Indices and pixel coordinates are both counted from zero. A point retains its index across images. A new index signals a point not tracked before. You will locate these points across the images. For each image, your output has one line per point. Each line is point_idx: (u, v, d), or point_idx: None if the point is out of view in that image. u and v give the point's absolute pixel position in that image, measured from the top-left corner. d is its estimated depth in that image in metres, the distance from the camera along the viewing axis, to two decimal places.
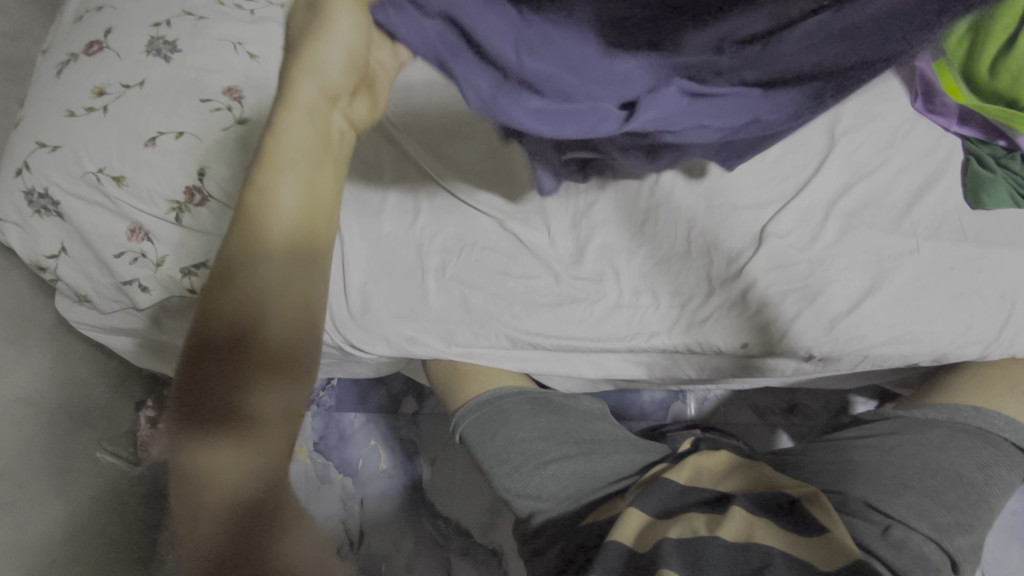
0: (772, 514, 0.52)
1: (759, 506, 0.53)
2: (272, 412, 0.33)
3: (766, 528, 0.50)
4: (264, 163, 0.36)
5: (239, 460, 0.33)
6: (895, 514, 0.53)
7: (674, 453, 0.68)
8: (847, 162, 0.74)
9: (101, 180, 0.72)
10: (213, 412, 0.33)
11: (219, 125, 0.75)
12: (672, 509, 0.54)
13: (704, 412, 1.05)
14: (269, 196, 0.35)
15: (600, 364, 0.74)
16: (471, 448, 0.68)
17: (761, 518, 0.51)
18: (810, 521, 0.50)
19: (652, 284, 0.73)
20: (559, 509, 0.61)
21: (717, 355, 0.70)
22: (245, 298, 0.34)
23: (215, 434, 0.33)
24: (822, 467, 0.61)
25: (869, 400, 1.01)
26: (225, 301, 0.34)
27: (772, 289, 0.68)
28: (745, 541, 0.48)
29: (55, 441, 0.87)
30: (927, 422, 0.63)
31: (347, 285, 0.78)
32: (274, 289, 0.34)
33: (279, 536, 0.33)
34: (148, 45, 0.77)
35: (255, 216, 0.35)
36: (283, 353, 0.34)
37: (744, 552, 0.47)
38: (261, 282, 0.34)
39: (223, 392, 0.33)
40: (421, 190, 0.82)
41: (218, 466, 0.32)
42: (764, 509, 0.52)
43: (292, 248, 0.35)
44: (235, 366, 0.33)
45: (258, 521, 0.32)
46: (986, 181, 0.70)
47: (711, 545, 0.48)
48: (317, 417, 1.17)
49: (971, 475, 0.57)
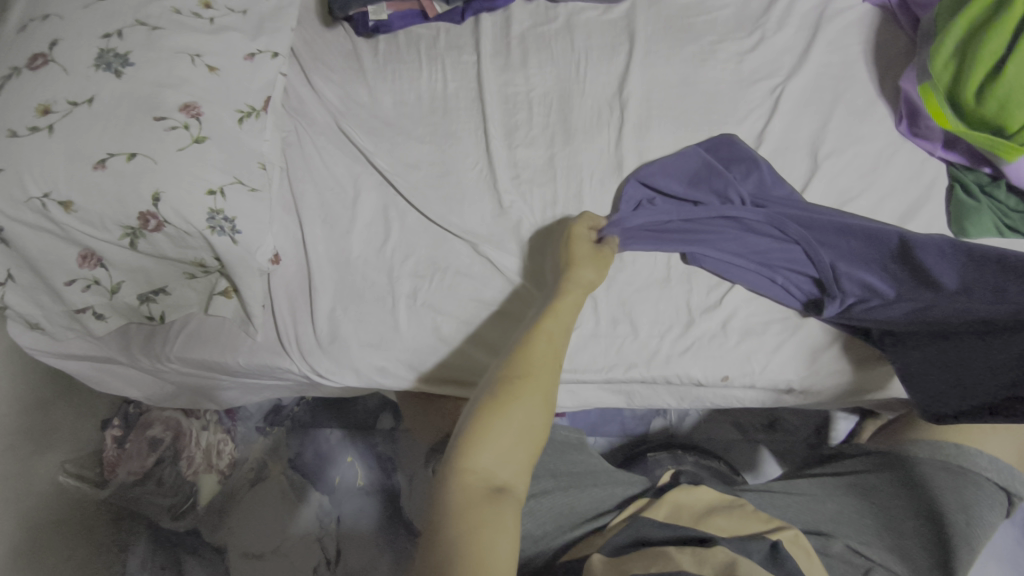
0: (752, 551, 0.50)
1: (739, 540, 0.52)
2: (534, 386, 0.50)
3: (749, 566, 0.48)
4: (520, 378, 0.50)
5: (512, 463, 0.46)
6: (875, 557, 0.53)
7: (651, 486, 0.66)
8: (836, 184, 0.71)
9: (47, 206, 0.68)
10: (510, 375, 0.51)
11: (176, 145, 0.70)
12: (645, 540, 0.54)
13: (686, 427, 1.03)
14: (506, 411, 0.48)
15: (577, 395, 0.72)
16: None
17: (748, 556, 0.49)
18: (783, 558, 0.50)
19: (630, 312, 0.69)
20: (538, 547, 0.59)
21: (696, 386, 0.68)
22: (525, 370, 0.51)
23: (509, 392, 0.49)
24: (802, 504, 0.59)
25: (850, 416, 1.00)
26: (494, 379, 0.51)
27: (752, 320, 0.68)
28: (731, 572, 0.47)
29: (14, 467, 0.85)
30: (907, 458, 0.61)
31: (315, 313, 0.74)
32: (497, 382, 0.50)
33: (498, 510, 0.42)
34: (98, 58, 0.72)
35: (513, 389, 0.49)
36: (517, 376, 0.51)
37: None
38: (506, 416, 0.47)
39: (498, 414, 0.47)
40: (392, 211, 0.79)
41: (488, 461, 0.45)
42: (743, 544, 0.51)
43: (496, 395, 0.49)
44: (511, 389, 0.49)
45: (501, 497, 0.44)
46: (971, 210, 0.67)
47: None
48: (292, 435, 1.14)
49: (950, 515, 0.56)
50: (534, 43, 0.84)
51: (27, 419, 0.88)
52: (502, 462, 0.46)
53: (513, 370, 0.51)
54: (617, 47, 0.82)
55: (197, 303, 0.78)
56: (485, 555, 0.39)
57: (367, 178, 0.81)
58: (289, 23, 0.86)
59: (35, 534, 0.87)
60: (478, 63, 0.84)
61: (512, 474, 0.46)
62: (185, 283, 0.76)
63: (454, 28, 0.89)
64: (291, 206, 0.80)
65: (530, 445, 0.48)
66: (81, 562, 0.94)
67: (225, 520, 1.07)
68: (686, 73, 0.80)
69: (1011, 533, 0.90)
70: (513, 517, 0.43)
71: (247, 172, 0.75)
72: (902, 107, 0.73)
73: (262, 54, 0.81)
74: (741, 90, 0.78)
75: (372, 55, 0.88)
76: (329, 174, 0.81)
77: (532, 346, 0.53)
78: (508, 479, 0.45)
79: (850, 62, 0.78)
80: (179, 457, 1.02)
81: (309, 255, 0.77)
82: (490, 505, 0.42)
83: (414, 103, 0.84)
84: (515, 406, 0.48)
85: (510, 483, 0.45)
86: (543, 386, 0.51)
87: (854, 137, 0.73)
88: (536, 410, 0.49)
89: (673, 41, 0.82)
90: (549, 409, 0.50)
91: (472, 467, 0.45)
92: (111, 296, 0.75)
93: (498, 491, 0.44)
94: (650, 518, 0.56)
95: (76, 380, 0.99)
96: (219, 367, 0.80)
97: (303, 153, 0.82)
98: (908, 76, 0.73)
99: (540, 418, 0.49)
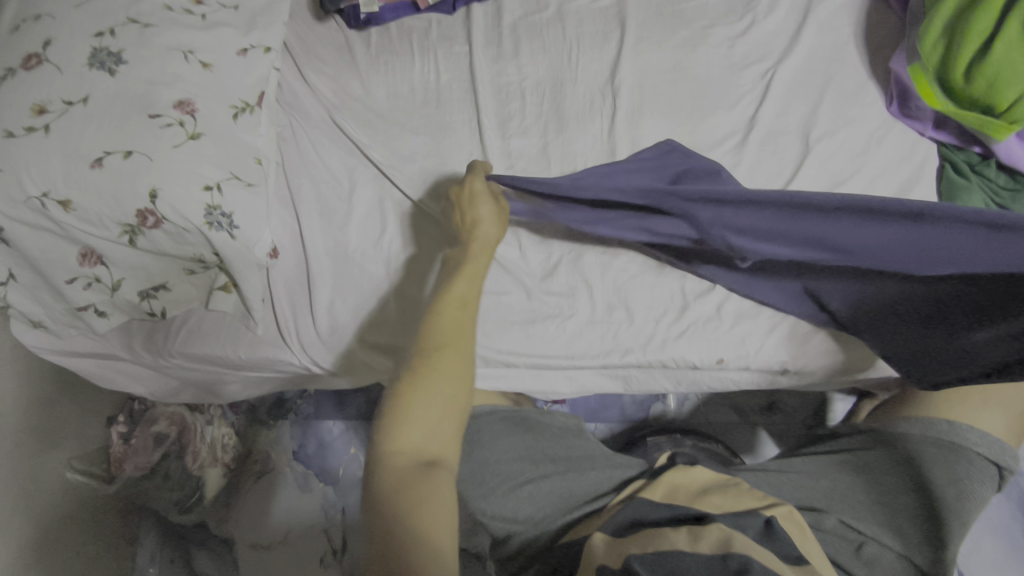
0: (748, 529, 0.51)
1: (735, 518, 0.52)
2: (451, 349, 0.50)
3: (743, 542, 0.49)
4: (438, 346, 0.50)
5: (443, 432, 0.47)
6: (868, 531, 0.55)
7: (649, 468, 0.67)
8: (829, 166, 0.71)
9: (46, 205, 0.68)
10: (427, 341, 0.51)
11: (171, 142, 0.71)
12: (638, 522, 0.55)
13: (685, 412, 1.05)
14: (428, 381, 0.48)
15: (575, 380, 0.73)
16: None
17: (743, 533, 0.51)
18: (777, 535, 0.51)
19: (626, 298, 0.70)
20: (538, 531, 0.61)
21: (692, 370, 0.69)
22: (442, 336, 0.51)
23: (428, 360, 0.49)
24: (797, 482, 0.61)
25: (847, 397, 1.01)
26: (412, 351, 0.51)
27: (746, 303, 0.69)
28: (723, 552, 0.48)
29: (24, 464, 0.87)
30: (899, 436, 0.63)
31: (314, 305, 0.75)
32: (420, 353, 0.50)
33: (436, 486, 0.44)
34: (91, 57, 0.72)
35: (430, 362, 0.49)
36: (435, 343, 0.50)
37: (722, 562, 0.48)
38: (426, 391, 0.48)
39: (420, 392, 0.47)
40: (388, 203, 0.79)
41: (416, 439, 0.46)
42: (740, 522, 0.52)
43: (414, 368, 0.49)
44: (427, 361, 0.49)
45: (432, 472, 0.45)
46: (961, 189, 0.68)
47: (684, 559, 0.48)
48: (295, 427, 1.15)
49: (941, 488, 0.57)
50: (525, 32, 0.84)
51: (34, 418, 0.90)
52: (432, 434, 0.47)
53: (428, 343, 0.51)
54: (609, 34, 0.82)
55: (198, 298, 0.78)
56: (430, 526, 0.41)
57: (362, 172, 0.81)
58: (280, 17, 0.86)
59: (45, 530, 0.89)
60: (470, 53, 0.84)
61: (443, 445, 0.47)
62: (185, 278, 0.76)
63: (446, 19, 0.89)
64: (288, 200, 0.81)
65: (457, 416, 0.48)
66: (91, 557, 0.96)
67: (230, 512, 1.09)
68: (678, 59, 0.80)
69: (1008, 508, 0.91)
70: (451, 486, 0.45)
71: (242, 167, 0.75)
72: (894, 88, 0.73)
73: (254, 49, 0.81)
74: (731, 75, 0.78)
75: (365, 48, 0.88)
76: (325, 168, 0.82)
77: (445, 311, 0.53)
78: (440, 450, 0.47)
79: (841, 45, 0.79)
80: (184, 452, 1.03)
81: (307, 249, 0.78)
82: (421, 481, 0.44)
83: (407, 95, 0.85)
84: (436, 374, 0.49)
85: (443, 455, 0.47)
86: (461, 343, 0.51)
87: (846, 119, 0.74)
88: (454, 380, 0.49)
89: (664, 27, 0.82)
90: (468, 374, 0.50)
91: (397, 452, 0.45)
92: (112, 293, 0.75)
93: (429, 466, 0.45)
94: (647, 498, 0.58)
95: (81, 377, 1.00)
96: (221, 361, 0.81)
97: (298, 147, 0.83)
98: (897, 58, 0.73)
99: (456, 386, 0.49)
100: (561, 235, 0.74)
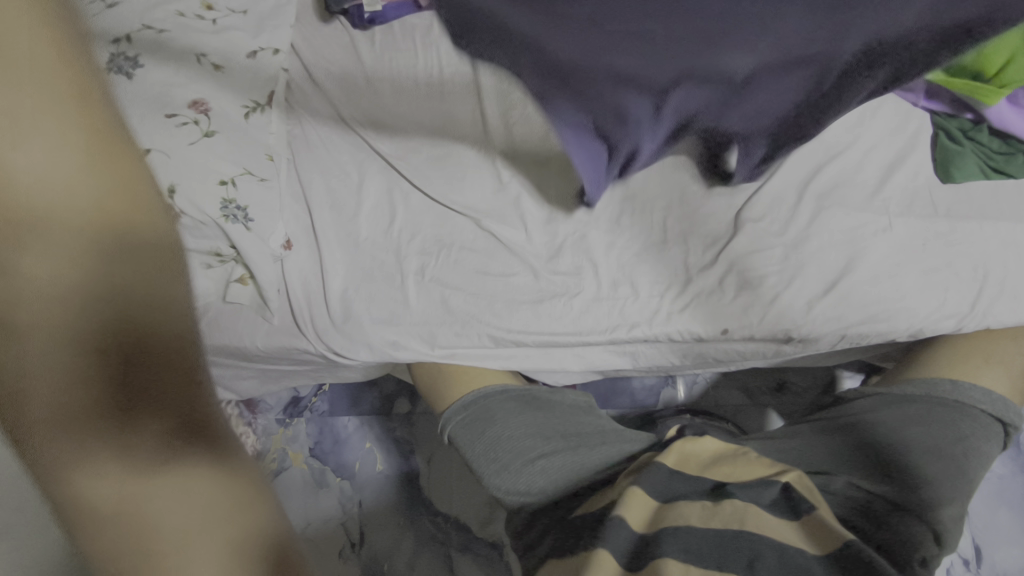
0: (764, 502, 0.52)
1: (752, 490, 0.53)
2: None
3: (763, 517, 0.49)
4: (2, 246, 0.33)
5: None
6: (875, 490, 0.55)
7: (655, 441, 0.68)
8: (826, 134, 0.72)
9: None
10: None
11: (187, 139, 0.74)
12: (672, 494, 0.54)
13: (694, 396, 1.06)
14: None
15: (584, 357, 0.74)
16: (460, 449, 0.68)
17: (759, 503, 0.52)
18: (796, 504, 0.52)
19: (630, 275, 0.73)
20: (550, 503, 0.62)
21: (698, 342, 0.70)
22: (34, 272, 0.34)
23: None
24: (806, 449, 0.62)
25: (855, 374, 1.02)
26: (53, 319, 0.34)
27: (748, 274, 0.68)
28: (736, 529, 0.48)
29: None
30: (905, 397, 0.63)
31: (328, 293, 0.78)
32: None
33: None
34: (108, 62, 0.75)
35: None
36: None
37: (735, 539, 0.47)
38: None
39: None
40: (395, 192, 0.82)
41: None
42: (756, 492, 0.53)
43: None
44: None
45: None
46: (955, 154, 0.68)
47: (693, 534, 0.47)
48: (311, 423, 1.17)
49: (940, 444, 0.57)
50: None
51: None
52: None
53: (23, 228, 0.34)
54: None
55: (215, 291, 0.79)
56: None
57: (371, 164, 0.84)
58: (287, 21, 0.89)
59: None
60: None
61: None
62: (202, 272, 0.78)
63: None
64: (299, 194, 0.83)
65: None
66: None
67: None
68: None
69: (1020, 479, 0.91)
70: None
71: (254, 163, 0.78)
72: None
73: (263, 51, 0.85)
74: None
75: (369, 46, 0.91)
76: (336, 160, 0.85)
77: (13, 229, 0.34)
78: None
79: None
80: None
81: (319, 240, 0.80)
82: None
83: (410, 89, 0.87)
84: None
85: None
86: None
87: None
88: None
89: None
90: None
91: None
92: None
93: None
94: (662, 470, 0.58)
95: None
96: (239, 353, 0.83)
97: (306, 143, 0.86)
98: None
99: None
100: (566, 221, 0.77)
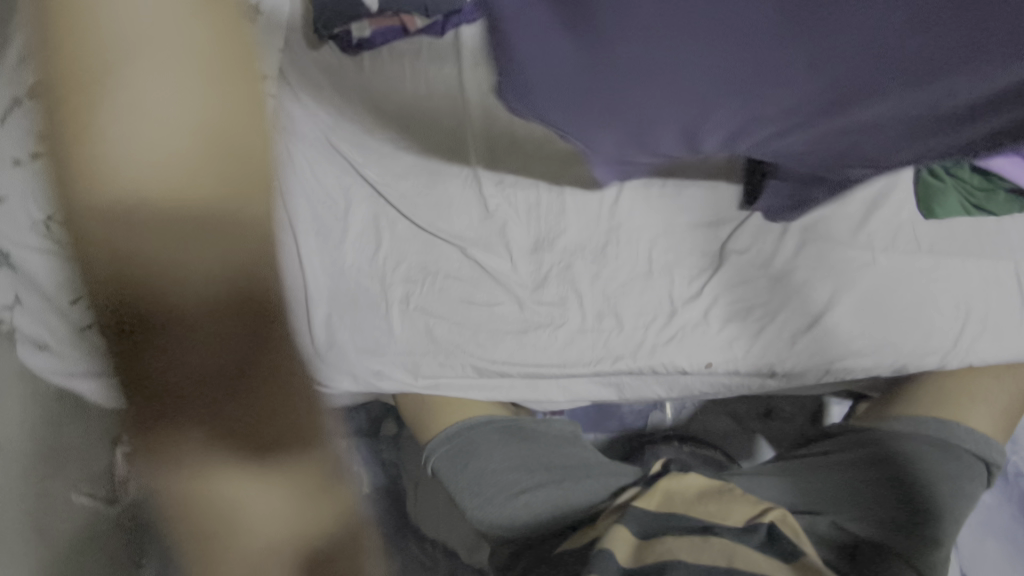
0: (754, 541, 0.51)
1: (743, 533, 0.52)
2: None
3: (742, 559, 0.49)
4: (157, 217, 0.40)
5: None
6: (859, 533, 0.55)
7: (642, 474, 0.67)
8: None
9: (51, 230, 0.71)
10: None
11: None
12: (656, 530, 0.54)
13: (682, 419, 1.06)
14: None
15: (569, 389, 0.74)
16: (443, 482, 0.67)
17: (748, 544, 0.50)
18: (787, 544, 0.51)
19: (615, 306, 0.72)
20: (534, 538, 0.61)
21: (683, 375, 0.70)
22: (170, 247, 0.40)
23: None
24: (793, 487, 0.61)
25: (844, 402, 1.02)
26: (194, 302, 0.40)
27: (732, 307, 0.69)
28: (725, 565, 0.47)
29: None
30: (891, 435, 0.63)
31: (311, 321, 0.77)
32: None
33: None
34: None
35: None
36: None
37: None
38: None
39: None
40: (382, 219, 0.82)
41: None
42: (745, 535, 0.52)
43: None
44: None
45: None
46: (937, 192, 0.65)
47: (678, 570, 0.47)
48: None
49: (923, 489, 0.57)
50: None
51: None
52: None
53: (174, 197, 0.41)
54: None
55: None
56: None
57: (358, 191, 0.84)
58: (275, 45, 0.89)
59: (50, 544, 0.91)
60: (460, 75, 0.87)
61: None
62: None
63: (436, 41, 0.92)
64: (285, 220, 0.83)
65: None
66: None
67: None
68: None
69: (1008, 511, 0.91)
70: None
71: None
72: None
73: None
74: None
75: (359, 70, 0.91)
76: (322, 186, 0.84)
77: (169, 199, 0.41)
78: None
79: None
80: None
81: (303, 266, 0.79)
82: None
83: (399, 116, 0.87)
84: None
85: None
86: None
87: None
88: None
89: None
90: None
91: None
92: None
93: None
94: (643, 508, 0.57)
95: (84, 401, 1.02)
96: None
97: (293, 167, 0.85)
98: None
99: None
100: (551, 250, 0.76)
